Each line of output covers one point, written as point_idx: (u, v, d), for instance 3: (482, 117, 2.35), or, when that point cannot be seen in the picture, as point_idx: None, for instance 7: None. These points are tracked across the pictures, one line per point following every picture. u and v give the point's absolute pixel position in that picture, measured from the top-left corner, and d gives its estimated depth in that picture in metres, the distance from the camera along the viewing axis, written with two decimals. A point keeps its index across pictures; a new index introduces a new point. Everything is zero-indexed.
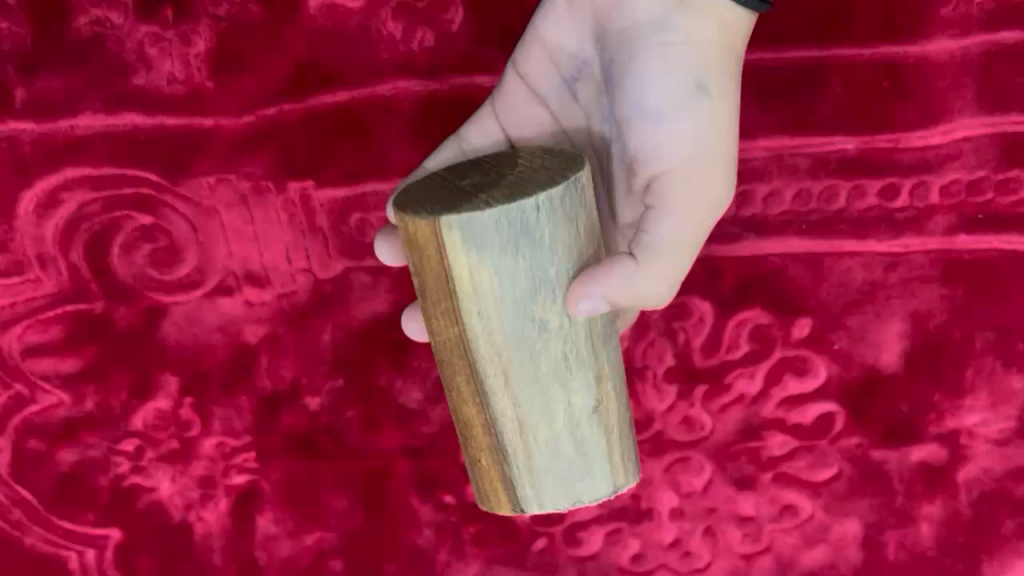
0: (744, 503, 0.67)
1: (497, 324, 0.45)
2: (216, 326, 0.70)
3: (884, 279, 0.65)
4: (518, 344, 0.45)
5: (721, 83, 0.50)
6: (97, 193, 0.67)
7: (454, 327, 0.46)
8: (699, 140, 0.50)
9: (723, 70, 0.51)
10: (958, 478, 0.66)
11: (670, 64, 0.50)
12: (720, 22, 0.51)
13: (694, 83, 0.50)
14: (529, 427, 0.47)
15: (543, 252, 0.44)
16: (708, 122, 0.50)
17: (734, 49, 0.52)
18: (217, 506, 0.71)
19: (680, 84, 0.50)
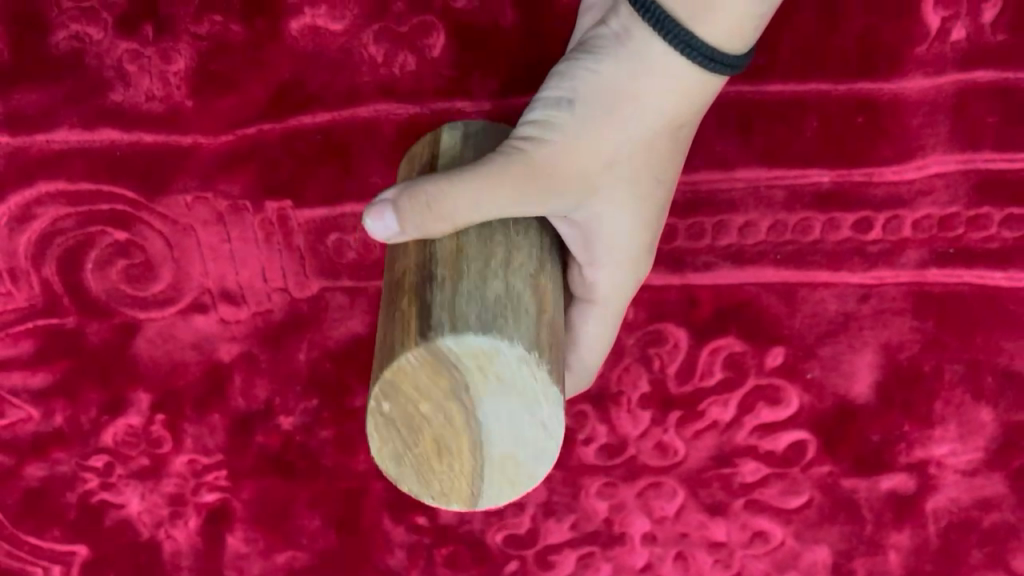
0: (716, 529, 0.69)
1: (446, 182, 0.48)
2: (190, 343, 0.70)
3: (856, 310, 0.66)
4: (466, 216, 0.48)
5: (597, 108, 0.49)
6: (72, 208, 0.66)
7: None
8: (542, 140, 0.48)
9: (613, 107, 0.49)
10: (927, 508, 0.67)
11: (568, 75, 0.50)
12: (645, 66, 0.49)
13: (566, 99, 0.49)
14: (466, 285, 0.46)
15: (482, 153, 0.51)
16: (559, 133, 0.48)
17: (653, 104, 0.49)
18: (187, 525, 0.72)
19: (558, 90, 0.50)
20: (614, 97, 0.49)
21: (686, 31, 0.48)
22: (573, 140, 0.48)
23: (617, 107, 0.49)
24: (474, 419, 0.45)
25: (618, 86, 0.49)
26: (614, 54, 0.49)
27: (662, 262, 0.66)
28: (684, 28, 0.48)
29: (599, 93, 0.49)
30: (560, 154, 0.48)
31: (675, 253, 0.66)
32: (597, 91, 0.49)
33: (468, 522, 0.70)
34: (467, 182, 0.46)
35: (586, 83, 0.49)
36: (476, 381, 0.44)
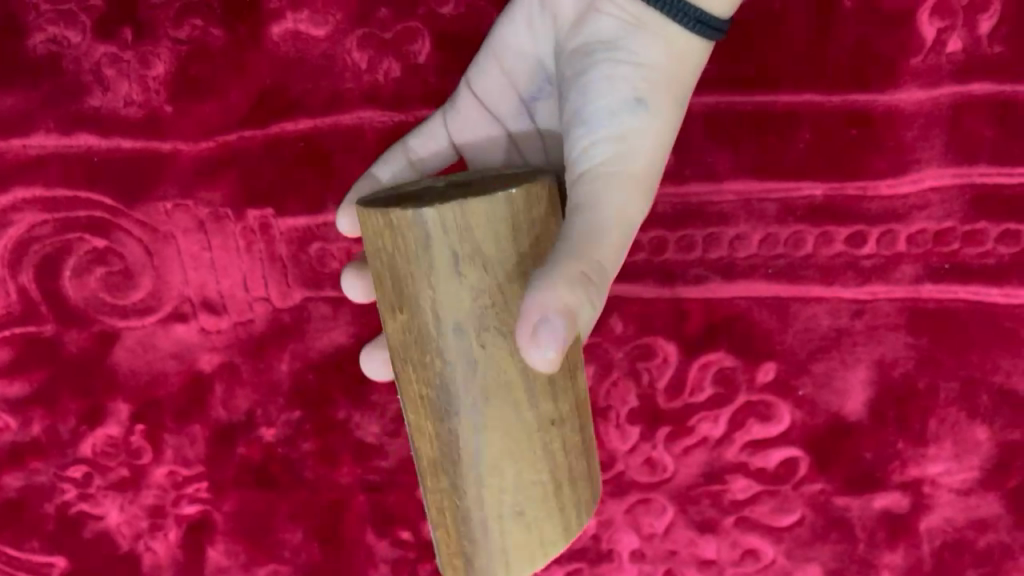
0: (705, 546, 0.67)
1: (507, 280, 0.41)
2: (170, 352, 0.68)
3: (850, 326, 0.65)
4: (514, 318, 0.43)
5: (660, 100, 0.49)
6: (49, 214, 0.65)
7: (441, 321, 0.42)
8: (622, 152, 0.47)
9: (668, 93, 0.50)
10: (920, 527, 0.66)
11: (616, 81, 0.49)
12: (678, 51, 0.50)
13: (633, 99, 0.48)
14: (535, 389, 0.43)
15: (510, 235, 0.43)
16: (636, 136, 0.48)
17: (691, 81, 0.51)
18: (167, 537, 0.70)
19: (619, 94, 0.48)
20: (668, 81, 0.50)
21: (698, 10, 0.49)
22: (654, 138, 0.48)
23: (673, 93, 0.50)
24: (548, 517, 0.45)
25: (669, 71, 0.50)
26: (642, 42, 0.49)
27: (650, 274, 0.65)
28: (696, 7, 0.49)
29: (654, 82, 0.49)
30: (647, 155, 0.48)
31: (664, 266, 0.65)
32: (651, 83, 0.49)
33: None
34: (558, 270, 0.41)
35: (638, 79, 0.49)
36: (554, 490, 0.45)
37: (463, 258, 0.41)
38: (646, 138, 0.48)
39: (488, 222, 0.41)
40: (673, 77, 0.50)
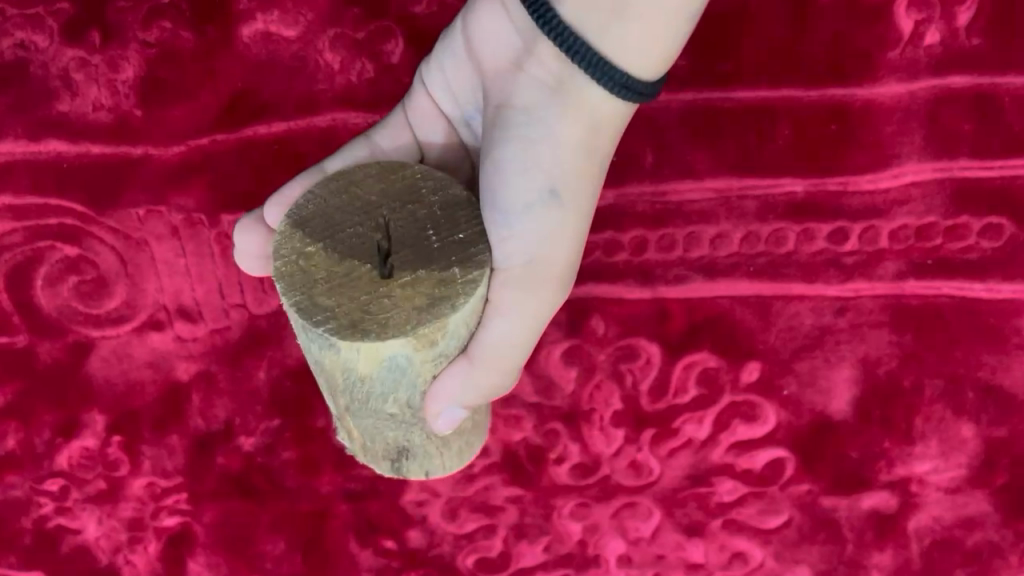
0: (693, 550, 0.64)
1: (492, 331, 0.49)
2: (146, 361, 0.67)
3: (832, 324, 0.64)
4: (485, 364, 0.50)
5: (576, 186, 0.49)
6: (19, 222, 0.64)
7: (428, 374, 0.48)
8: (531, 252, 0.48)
9: (582, 174, 0.49)
10: (909, 527, 0.63)
11: (529, 167, 0.48)
12: (592, 123, 0.48)
13: (546, 190, 0.48)
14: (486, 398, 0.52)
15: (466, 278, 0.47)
16: (542, 229, 0.48)
17: (605, 149, 0.49)
18: (147, 550, 0.66)
19: (533, 183, 0.48)
20: (583, 165, 0.49)
21: (622, 73, 0.46)
22: (568, 230, 0.49)
23: (590, 175, 0.49)
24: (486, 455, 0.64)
25: (580, 146, 0.48)
26: (556, 116, 0.48)
27: (630, 275, 0.65)
28: (619, 69, 0.46)
29: (570, 169, 0.48)
30: (564, 246, 0.49)
31: (643, 267, 0.65)
32: (565, 166, 0.48)
33: (438, 544, 0.65)
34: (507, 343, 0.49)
35: (549, 160, 0.48)
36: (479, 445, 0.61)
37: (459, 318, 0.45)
38: (558, 232, 0.49)
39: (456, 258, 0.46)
40: (584, 151, 0.48)
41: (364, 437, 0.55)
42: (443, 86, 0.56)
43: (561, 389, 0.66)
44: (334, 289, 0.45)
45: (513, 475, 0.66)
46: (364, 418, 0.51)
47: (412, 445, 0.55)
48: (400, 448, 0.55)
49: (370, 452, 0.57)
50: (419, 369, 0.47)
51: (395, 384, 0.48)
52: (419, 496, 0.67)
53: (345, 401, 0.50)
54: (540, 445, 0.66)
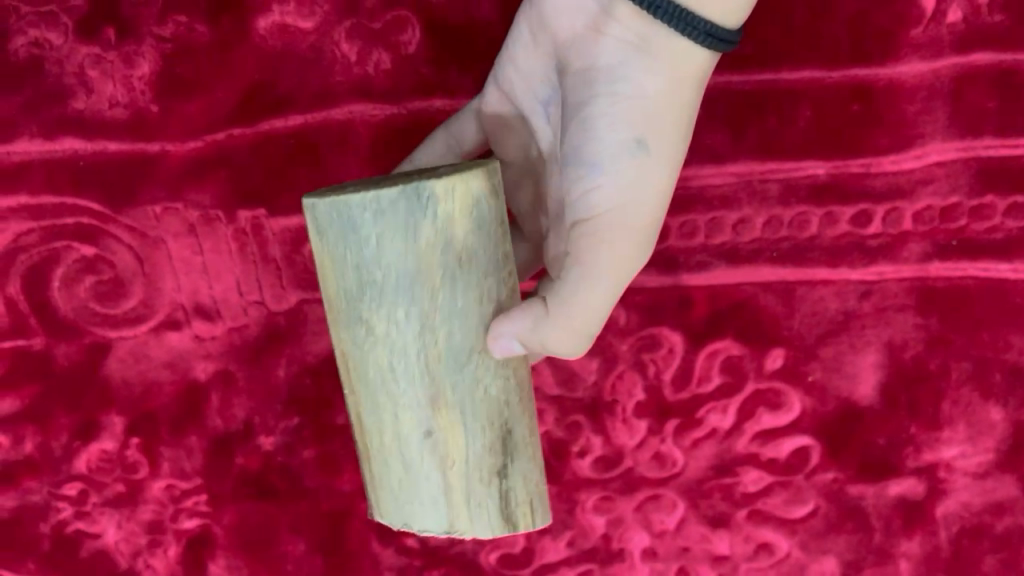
0: (718, 542, 0.67)
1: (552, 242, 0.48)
2: (164, 362, 0.67)
3: (858, 308, 0.63)
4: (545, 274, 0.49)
5: (662, 140, 0.48)
6: (35, 222, 0.63)
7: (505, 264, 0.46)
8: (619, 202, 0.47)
9: (669, 126, 0.48)
10: (937, 513, 0.65)
11: (619, 121, 0.47)
12: (680, 76, 0.48)
13: (635, 142, 0.47)
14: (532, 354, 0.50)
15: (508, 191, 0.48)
16: (631, 180, 0.47)
17: (690, 104, 0.49)
18: (168, 552, 0.70)
19: (620, 135, 0.47)
20: (663, 110, 0.48)
21: (706, 21, 0.47)
22: (656, 182, 0.48)
23: (677, 130, 0.49)
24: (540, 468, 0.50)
25: (667, 100, 0.48)
26: (645, 70, 0.48)
27: (653, 262, 0.64)
28: (704, 18, 0.47)
29: (651, 120, 0.48)
30: (652, 198, 0.48)
31: (666, 254, 0.64)
32: (654, 120, 0.48)
33: (461, 543, 0.69)
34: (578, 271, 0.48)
35: (637, 115, 0.48)
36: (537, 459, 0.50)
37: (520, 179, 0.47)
38: (646, 181, 0.48)
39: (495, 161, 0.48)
40: (673, 106, 0.48)
41: (460, 439, 0.46)
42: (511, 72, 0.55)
43: (582, 380, 0.66)
44: (416, 213, 0.43)
45: None
46: (457, 376, 0.45)
47: (513, 418, 0.48)
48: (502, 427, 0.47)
49: (468, 462, 0.46)
50: (502, 235, 0.46)
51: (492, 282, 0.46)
52: None
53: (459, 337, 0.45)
54: (563, 438, 0.67)
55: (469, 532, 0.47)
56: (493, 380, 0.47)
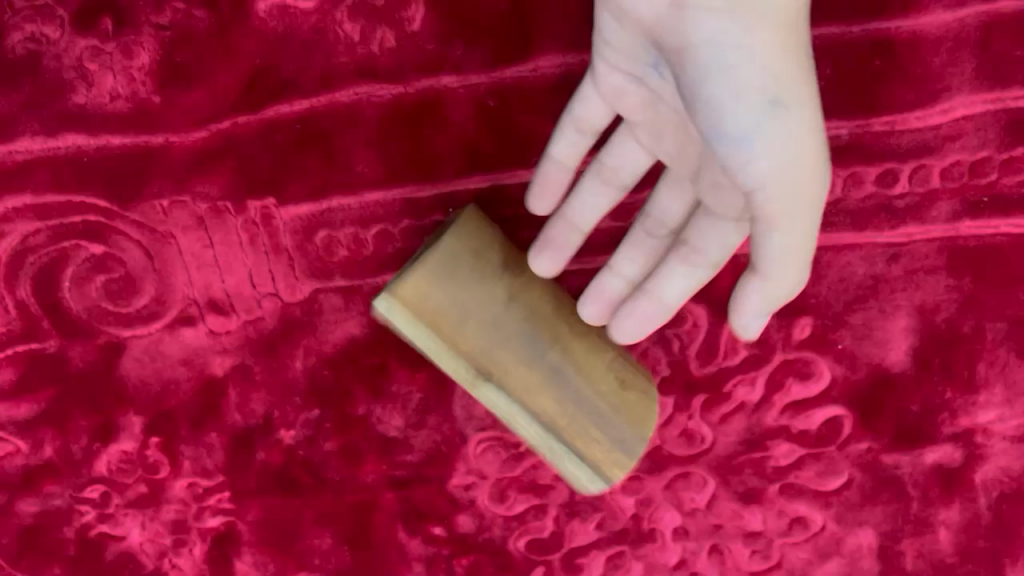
0: (751, 518, 0.70)
1: (523, 301, 0.58)
2: (180, 359, 0.66)
3: (886, 272, 0.61)
4: (551, 313, 0.59)
5: (795, 92, 0.46)
6: (43, 221, 0.62)
7: (489, 314, 0.57)
8: (781, 173, 0.46)
9: (790, 72, 0.46)
10: (977, 480, 0.67)
11: (742, 86, 0.45)
12: (781, 17, 0.47)
13: (769, 102, 0.45)
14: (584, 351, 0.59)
15: (498, 263, 0.58)
16: (777, 151, 0.45)
17: (802, 46, 0.48)
18: (192, 552, 0.73)
19: (755, 99, 0.45)
20: (785, 61, 0.46)
21: None
22: (807, 142, 0.46)
23: (800, 74, 0.47)
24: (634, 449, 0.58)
25: (780, 48, 0.46)
26: (754, 19, 0.46)
27: None
28: None
29: (779, 74, 0.46)
30: (807, 159, 0.46)
31: None
32: (780, 73, 0.46)
33: (488, 529, 0.71)
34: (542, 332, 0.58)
35: (760, 73, 0.46)
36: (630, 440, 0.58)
37: (489, 250, 0.58)
38: (792, 142, 0.46)
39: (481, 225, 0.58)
40: (788, 53, 0.47)
41: (527, 419, 0.57)
42: (610, 56, 0.53)
43: None
44: (427, 331, 0.56)
45: None
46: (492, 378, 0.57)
47: (571, 377, 0.58)
48: (560, 424, 0.58)
49: (580, 420, 0.58)
50: (491, 278, 0.57)
51: (494, 313, 0.57)
52: (466, 479, 0.70)
53: (492, 338, 0.57)
54: None
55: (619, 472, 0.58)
56: (548, 358, 0.58)
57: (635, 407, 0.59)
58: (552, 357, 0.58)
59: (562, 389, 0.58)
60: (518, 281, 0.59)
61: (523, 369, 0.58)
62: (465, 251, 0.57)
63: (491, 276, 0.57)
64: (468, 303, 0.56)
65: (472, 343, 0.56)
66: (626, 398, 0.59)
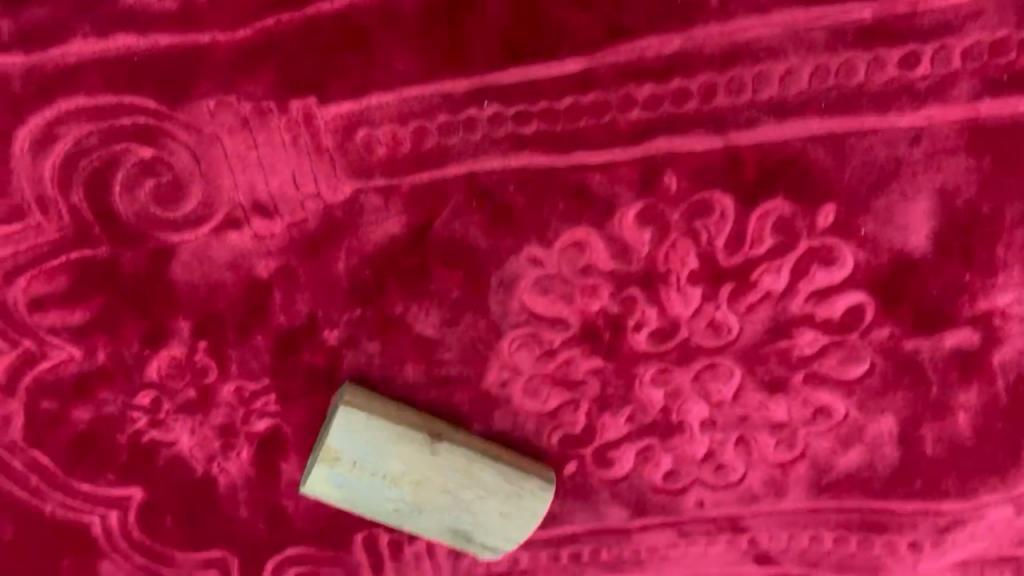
0: (776, 409, 0.73)
1: (386, 467, 0.71)
2: (227, 262, 0.69)
3: (908, 155, 0.64)
4: (394, 466, 0.71)
5: None
6: (95, 124, 0.65)
7: (365, 478, 0.71)
8: None
9: None
10: (995, 362, 0.70)
11: None
12: None
13: None
14: (428, 474, 0.72)
15: (381, 469, 0.71)
16: None
17: None
18: (240, 457, 0.78)
19: None
20: None
21: None
22: None
23: None
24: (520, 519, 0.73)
25: None
26: None
27: (702, 123, 0.63)
28: None
29: None
30: None
31: (715, 113, 0.63)
32: None
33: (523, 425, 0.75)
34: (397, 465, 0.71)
35: None
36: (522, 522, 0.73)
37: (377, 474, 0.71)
38: None
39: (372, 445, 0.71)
40: None
41: (435, 520, 0.74)
42: None
43: (637, 251, 0.67)
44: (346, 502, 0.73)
45: (591, 348, 0.71)
46: (390, 486, 0.72)
47: (464, 486, 0.72)
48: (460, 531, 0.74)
49: (477, 504, 0.72)
50: (358, 485, 0.71)
51: (451, 461, 0.71)
52: (501, 375, 0.73)
53: (399, 469, 0.71)
54: (618, 311, 0.70)
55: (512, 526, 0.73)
56: (423, 497, 0.72)
57: (516, 494, 0.72)
58: (483, 476, 0.72)
59: (489, 520, 0.73)
60: (407, 451, 0.71)
61: (461, 507, 0.72)
62: (411, 432, 0.71)
63: (439, 454, 0.71)
64: (418, 477, 0.71)
65: (413, 493, 0.72)
66: (493, 484, 0.72)
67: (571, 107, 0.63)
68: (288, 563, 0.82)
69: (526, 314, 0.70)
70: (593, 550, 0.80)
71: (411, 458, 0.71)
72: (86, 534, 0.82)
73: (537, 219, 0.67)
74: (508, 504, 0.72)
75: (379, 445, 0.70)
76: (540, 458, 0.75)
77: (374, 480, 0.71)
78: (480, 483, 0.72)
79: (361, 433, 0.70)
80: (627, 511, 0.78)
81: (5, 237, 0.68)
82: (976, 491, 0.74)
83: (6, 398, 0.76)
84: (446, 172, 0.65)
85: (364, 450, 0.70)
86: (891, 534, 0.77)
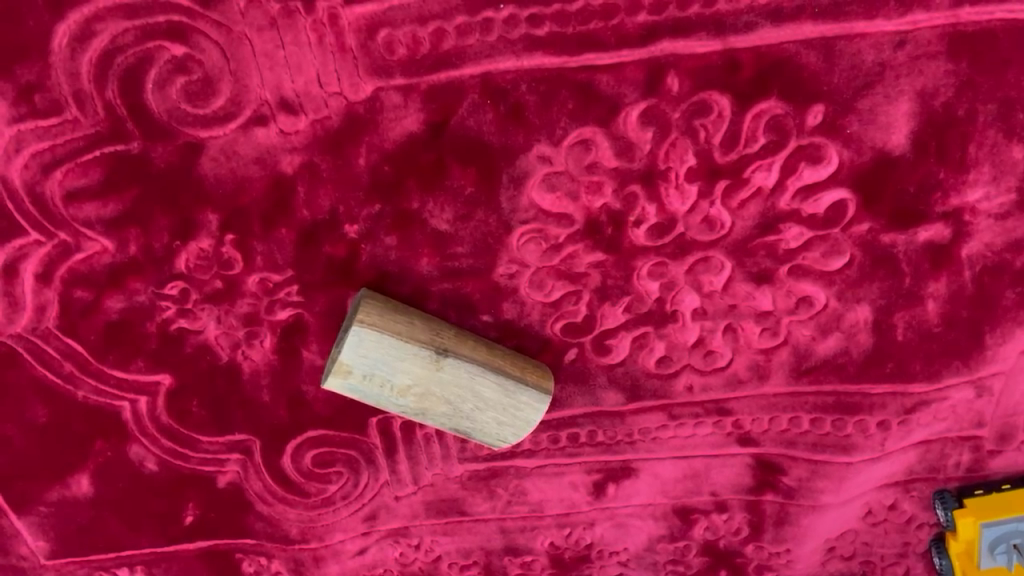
0: (762, 299, 0.79)
1: (398, 374, 0.76)
2: (253, 158, 0.73)
3: (892, 58, 0.68)
4: (407, 373, 0.76)
5: None
6: (131, 21, 0.68)
7: (377, 383, 0.76)
8: None
9: None
10: (964, 256, 0.76)
11: None
12: None
13: None
14: (437, 381, 0.76)
15: (394, 379, 0.76)
16: None
17: None
18: (263, 344, 0.83)
19: None
20: None
21: None
22: None
23: None
24: (514, 429, 0.79)
25: None
26: None
27: (704, 27, 0.68)
28: None
29: None
30: None
31: (716, 17, 0.67)
32: None
33: (529, 314, 0.80)
34: (407, 375, 0.76)
35: None
36: (521, 428, 0.79)
37: (387, 383, 0.76)
38: None
39: (380, 358, 0.75)
40: None
41: (440, 419, 0.79)
42: None
43: (640, 149, 0.72)
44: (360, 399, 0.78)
45: (594, 243, 0.76)
46: (399, 390, 0.77)
47: (470, 394, 0.77)
48: (462, 431, 0.80)
49: (477, 412, 0.78)
50: (373, 389, 0.77)
51: (455, 376, 0.76)
52: (509, 269, 0.78)
53: (410, 377, 0.76)
54: (621, 208, 0.75)
55: (507, 432, 0.79)
56: (429, 403, 0.78)
57: (517, 405, 0.78)
58: (485, 389, 0.77)
59: (487, 426, 0.79)
60: (417, 361, 0.75)
61: (462, 414, 0.79)
62: (418, 350, 0.75)
63: (445, 370, 0.76)
64: (423, 389, 0.77)
65: (418, 401, 0.78)
66: (495, 397, 0.77)
67: (582, 10, 0.67)
68: (306, 444, 0.88)
69: (535, 211, 0.75)
70: (590, 432, 0.87)
71: (422, 368, 0.76)
72: (116, 418, 0.87)
73: (547, 118, 0.71)
74: (506, 416, 0.78)
75: (391, 354, 0.74)
76: (542, 369, 0.80)
77: (388, 383, 0.76)
78: (486, 395, 0.77)
79: (376, 343, 0.74)
80: (623, 396, 0.85)
81: (42, 131, 0.72)
82: (940, 374, 0.81)
83: (40, 288, 0.80)
84: (463, 72, 0.70)
85: (375, 358, 0.75)
86: (863, 414, 0.84)
